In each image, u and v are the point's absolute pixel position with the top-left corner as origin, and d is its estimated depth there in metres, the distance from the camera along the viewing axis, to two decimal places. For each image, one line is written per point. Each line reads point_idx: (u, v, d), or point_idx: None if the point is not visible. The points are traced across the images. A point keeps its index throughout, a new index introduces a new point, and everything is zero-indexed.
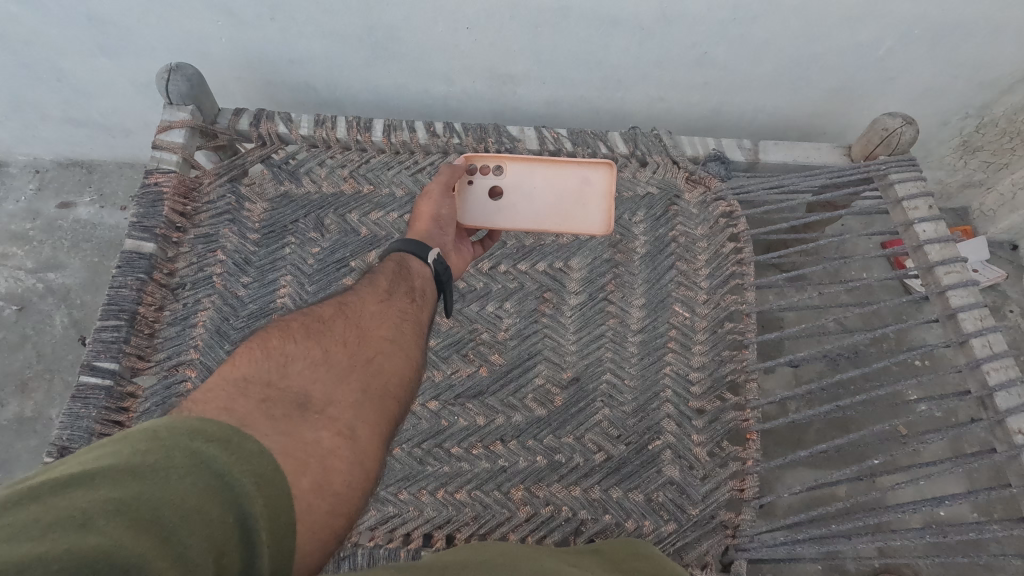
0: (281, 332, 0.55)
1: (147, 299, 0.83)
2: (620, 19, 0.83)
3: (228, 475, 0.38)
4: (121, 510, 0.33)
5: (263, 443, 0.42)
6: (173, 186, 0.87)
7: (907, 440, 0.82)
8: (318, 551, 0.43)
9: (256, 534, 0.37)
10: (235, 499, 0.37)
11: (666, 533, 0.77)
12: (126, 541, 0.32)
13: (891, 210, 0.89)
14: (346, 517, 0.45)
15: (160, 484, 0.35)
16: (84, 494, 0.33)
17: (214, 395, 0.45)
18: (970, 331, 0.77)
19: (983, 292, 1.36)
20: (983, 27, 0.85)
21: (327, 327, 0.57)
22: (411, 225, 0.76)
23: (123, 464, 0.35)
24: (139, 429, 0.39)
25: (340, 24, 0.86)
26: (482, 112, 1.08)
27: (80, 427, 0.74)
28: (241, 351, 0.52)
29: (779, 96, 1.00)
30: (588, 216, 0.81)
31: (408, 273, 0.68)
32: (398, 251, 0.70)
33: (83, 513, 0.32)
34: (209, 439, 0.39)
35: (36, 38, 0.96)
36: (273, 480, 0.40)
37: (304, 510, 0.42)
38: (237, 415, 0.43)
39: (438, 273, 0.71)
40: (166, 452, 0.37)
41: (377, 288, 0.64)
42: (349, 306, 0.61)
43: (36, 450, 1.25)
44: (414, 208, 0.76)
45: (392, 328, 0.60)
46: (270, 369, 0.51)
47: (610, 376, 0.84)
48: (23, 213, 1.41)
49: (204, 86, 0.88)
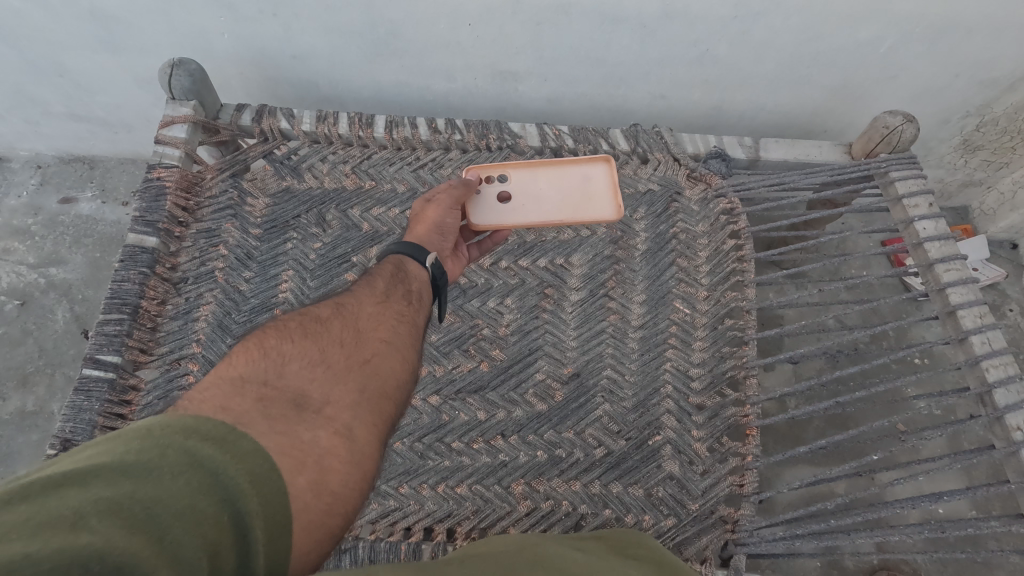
0: (278, 332, 0.55)
1: (150, 293, 0.83)
2: (621, 16, 0.84)
3: (223, 474, 0.38)
4: (113, 510, 0.33)
5: (261, 441, 0.42)
6: (176, 181, 0.88)
7: (906, 436, 0.82)
8: (313, 550, 0.43)
9: (250, 533, 0.37)
10: (229, 498, 0.37)
11: (665, 528, 0.77)
12: (119, 540, 0.31)
13: (891, 206, 0.89)
14: (342, 516, 0.45)
15: (154, 484, 0.35)
16: (76, 493, 0.33)
17: (210, 393, 0.45)
18: (970, 329, 0.77)
19: (983, 290, 1.37)
20: (984, 25, 0.85)
21: (324, 327, 0.57)
22: (411, 228, 0.76)
23: (116, 464, 0.35)
24: (134, 428, 0.39)
25: (342, 20, 0.86)
26: (483, 109, 1.08)
27: (83, 419, 0.74)
28: (238, 350, 0.52)
29: (779, 94, 1.00)
30: (596, 207, 0.81)
31: (405, 276, 0.68)
32: (395, 253, 0.71)
33: (75, 513, 0.32)
34: (204, 438, 0.39)
35: (38, 33, 0.96)
36: (268, 479, 0.40)
37: (301, 509, 0.42)
38: (234, 413, 0.43)
39: (435, 276, 0.71)
40: (160, 451, 0.37)
41: (375, 290, 0.65)
42: (346, 307, 0.61)
43: (38, 445, 1.25)
44: (418, 212, 0.77)
45: (389, 330, 0.61)
46: (267, 367, 0.51)
47: (610, 371, 0.84)
48: (25, 209, 1.41)
49: (206, 82, 0.89)
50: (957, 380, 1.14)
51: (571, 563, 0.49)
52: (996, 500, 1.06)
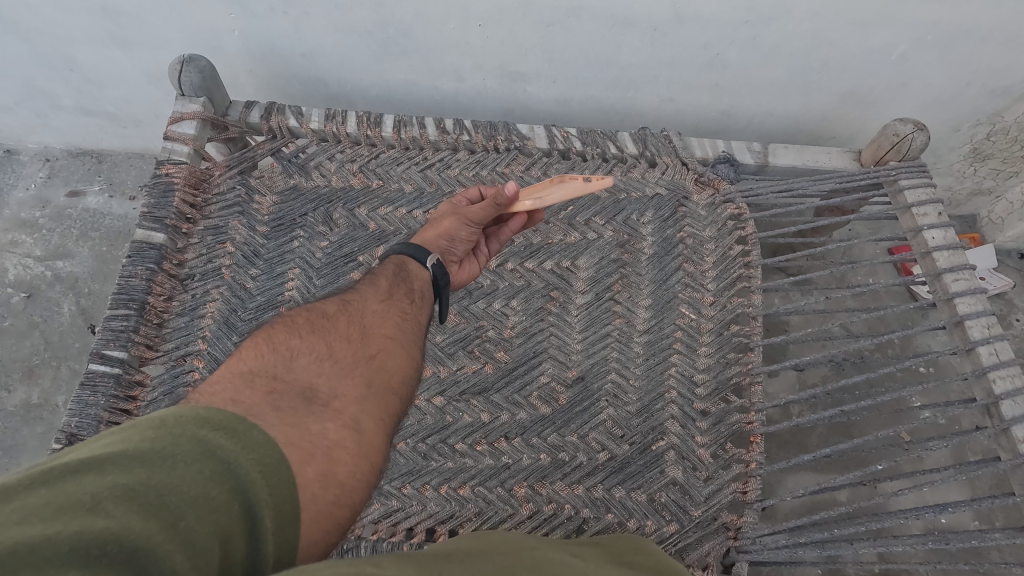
0: (286, 328, 0.55)
1: (157, 290, 0.84)
2: (632, 20, 0.84)
3: (234, 463, 0.37)
4: (129, 496, 0.33)
5: (271, 432, 0.42)
6: (184, 178, 0.88)
7: (908, 446, 0.80)
8: (322, 540, 0.42)
9: (260, 521, 0.37)
10: (240, 488, 0.37)
11: (668, 534, 0.77)
12: (134, 525, 0.32)
13: (900, 215, 0.88)
14: (350, 508, 0.45)
15: (167, 472, 0.35)
16: (93, 479, 0.33)
17: (220, 387, 0.45)
18: (978, 339, 0.77)
19: (990, 300, 1.36)
20: (998, 34, 0.84)
21: (331, 323, 0.57)
22: (425, 232, 0.76)
23: (130, 451, 0.35)
24: (147, 418, 0.39)
25: (354, 19, 0.86)
26: (491, 110, 1.08)
27: (89, 414, 0.75)
28: (248, 345, 0.52)
29: (789, 100, 1.00)
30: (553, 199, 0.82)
31: (407, 275, 0.68)
32: (398, 254, 0.72)
33: (92, 498, 0.32)
34: (215, 428, 0.39)
35: (51, 27, 0.97)
36: (277, 468, 0.40)
37: (310, 500, 0.41)
38: (244, 406, 0.43)
39: (436, 277, 0.71)
40: (173, 440, 0.37)
41: (378, 287, 0.64)
42: (351, 304, 0.61)
43: (43, 437, 1.26)
44: (437, 219, 0.77)
45: (393, 327, 0.60)
46: (276, 362, 0.50)
47: (615, 375, 0.84)
48: (33, 202, 1.42)
49: (216, 78, 0.89)
50: (962, 391, 1.14)
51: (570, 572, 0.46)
52: (999, 512, 1.06)
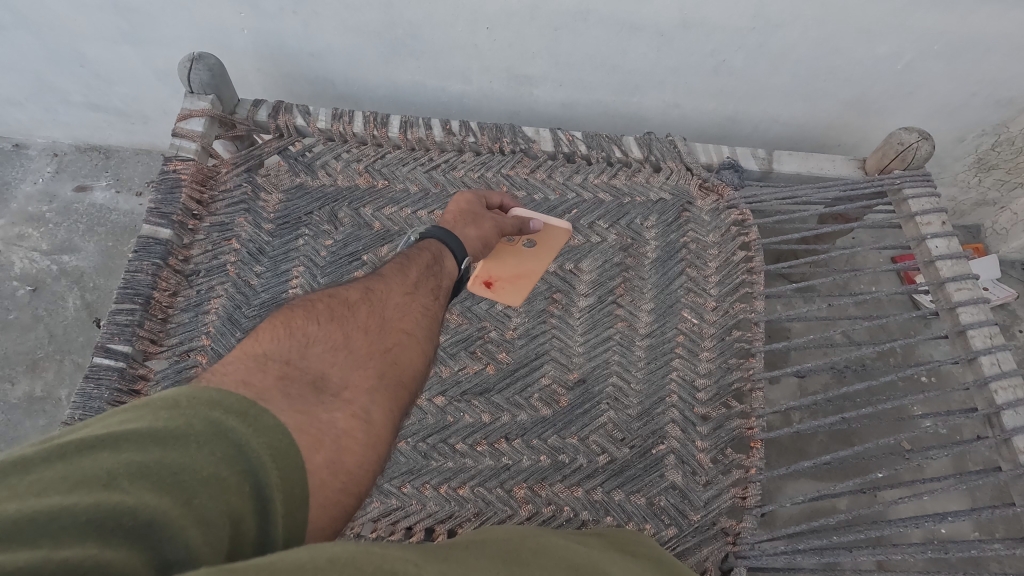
0: (304, 313, 0.55)
1: (161, 285, 0.85)
2: (640, 25, 0.84)
3: (246, 447, 0.38)
4: (143, 473, 0.34)
5: (281, 417, 0.41)
6: (191, 174, 0.89)
7: (909, 455, 0.80)
8: (327, 528, 0.42)
9: (271, 503, 0.37)
10: (252, 470, 0.37)
11: (666, 538, 0.77)
12: (149, 500, 0.33)
13: (904, 223, 0.88)
14: (356, 496, 0.45)
15: (181, 451, 0.35)
16: (109, 456, 0.34)
17: (232, 369, 0.45)
18: (979, 349, 0.76)
19: (993, 310, 1.36)
20: (1004, 45, 0.85)
21: (350, 312, 0.57)
22: (458, 225, 0.72)
23: (144, 429, 0.36)
24: (160, 397, 0.39)
25: (363, 19, 0.87)
26: (497, 113, 1.09)
27: (92, 407, 0.76)
28: (265, 327, 0.52)
29: (795, 106, 1.00)
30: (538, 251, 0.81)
31: (439, 270, 0.67)
32: (436, 239, 0.70)
33: (107, 473, 0.33)
34: (227, 410, 0.39)
35: (62, 23, 0.98)
36: (287, 453, 0.39)
37: (318, 486, 0.41)
38: (255, 390, 0.43)
39: (462, 277, 0.71)
40: (186, 421, 0.37)
41: (404, 278, 0.63)
42: (374, 293, 0.60)
43: (45, 430, 1.26)
44: (466, 214, 0.74)
45: (412, 322, 0.60)
46: (291, 347, 0.51)
47: (616, 379, 0.84)
48: (41, 196, 1.42)
49: (225, 76, 0.90)
50: (964, 400, 1.14)
51: (575, 557, 0.47)
52: (1000, 523, 1.06)
